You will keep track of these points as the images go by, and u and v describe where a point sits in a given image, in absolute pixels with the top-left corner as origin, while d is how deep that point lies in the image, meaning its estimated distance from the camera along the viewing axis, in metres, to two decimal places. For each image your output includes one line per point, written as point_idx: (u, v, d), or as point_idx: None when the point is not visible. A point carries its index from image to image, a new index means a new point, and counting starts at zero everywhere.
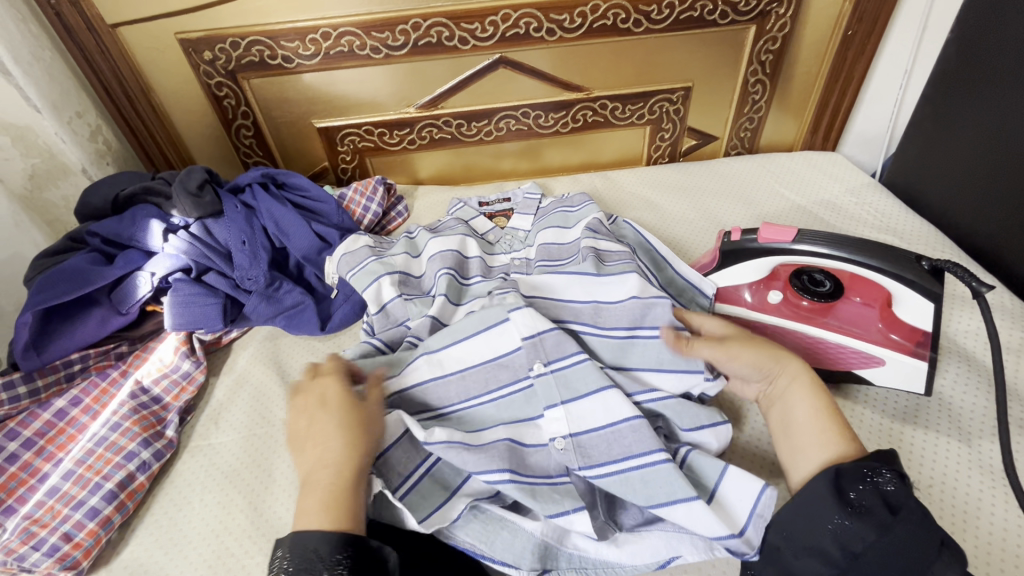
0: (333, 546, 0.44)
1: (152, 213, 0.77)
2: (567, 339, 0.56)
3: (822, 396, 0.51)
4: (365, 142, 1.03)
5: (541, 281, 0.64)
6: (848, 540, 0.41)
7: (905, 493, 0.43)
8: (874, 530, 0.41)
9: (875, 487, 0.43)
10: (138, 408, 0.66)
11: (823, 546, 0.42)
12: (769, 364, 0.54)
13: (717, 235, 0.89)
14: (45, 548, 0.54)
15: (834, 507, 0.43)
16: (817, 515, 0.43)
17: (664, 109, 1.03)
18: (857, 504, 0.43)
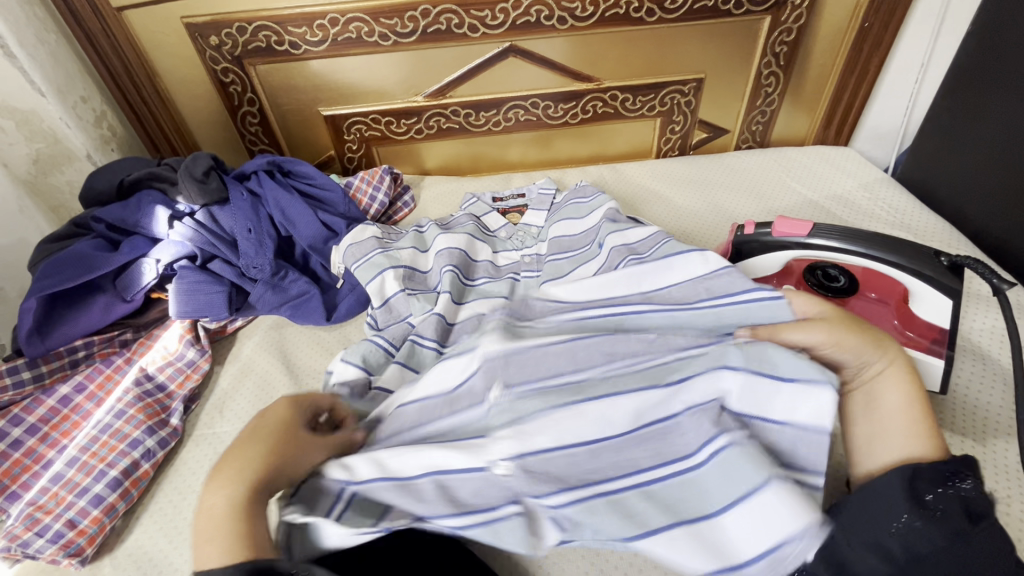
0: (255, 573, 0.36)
1: (158, 199, 0.76)
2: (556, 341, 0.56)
3: (915, 385, 0.44)
4: (372, 131, 1.02)
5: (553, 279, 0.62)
6: (917, 546, 0.37)
7: (980, 499, 0.39)
8: (950, 539, 0.37)
9: (957, 495, 0.39)
10: (143, 396, 0.66)
11: (891, 550, 0.38)
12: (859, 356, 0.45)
13: (728, 229, 0.87)
14: (49, 535, 0.54)
15: (908, 509, 0.38)
16: (883, 515, 0.38)
17: (675, 101, 1.01)
18: (936, 508, 0.38)
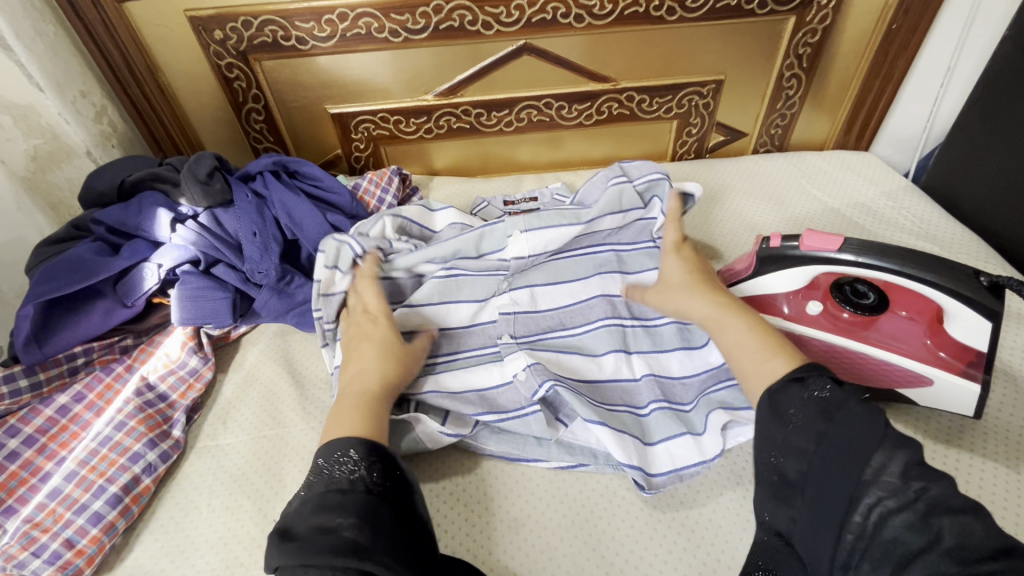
0: (365, 449, 0.45)
1: (160, 201, 0.73)
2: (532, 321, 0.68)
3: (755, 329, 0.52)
4: (380, 130, 0.99)
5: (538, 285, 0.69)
6: (797, 460, 0.40)
7: (842, 399, 0.41)
8: (814, 440, 0.39)
9: (808, 396, 0.42)
10: (144, 407, 0.63)
11: (786, 471, 0.40)
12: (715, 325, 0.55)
13: (750, 240, 0.84)
14: (46, 555, 0.52)
15: (782, 428, 0.42)
16: (771, 440, 0.42)
17: (693, 103, 0.98)
18: (793, 417, 0.41)
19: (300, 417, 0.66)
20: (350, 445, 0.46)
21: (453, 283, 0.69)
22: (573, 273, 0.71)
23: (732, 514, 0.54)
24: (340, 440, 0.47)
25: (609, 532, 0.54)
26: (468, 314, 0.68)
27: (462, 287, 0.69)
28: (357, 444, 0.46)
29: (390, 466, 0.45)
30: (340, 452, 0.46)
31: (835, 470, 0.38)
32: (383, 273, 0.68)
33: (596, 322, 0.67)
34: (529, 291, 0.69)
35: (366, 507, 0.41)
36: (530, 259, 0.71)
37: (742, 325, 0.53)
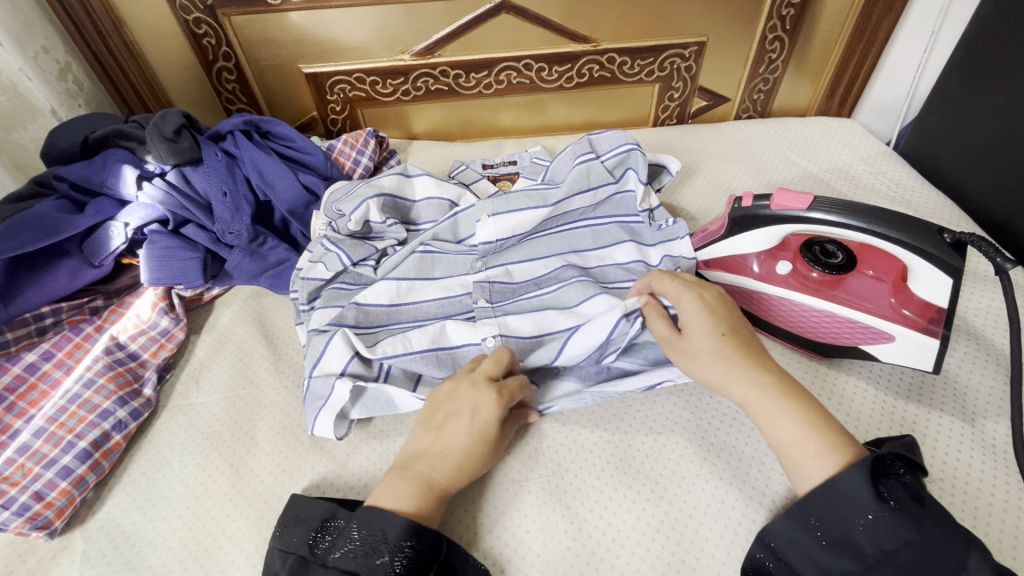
0: (401, 532, 0.45)
1: (125, 158, 0.71)
2: (508, 289, 0.68)
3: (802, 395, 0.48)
4: (356, 92, 0.97)
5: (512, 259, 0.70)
6: (883, 537, 0.41)
7: (922, 485, 0.43)
8: (912, 525, 0.40)
9: (898, 481, 0.43)
10: (114, 365, 0.63)
11: (859, 543, 0.41)
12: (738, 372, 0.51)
13: (726, 203, 0.85)
14: (15, 508, 0.52)
15: (870, 502, 0.41)
16: (850, 510, 0.42)
17: (675, 66, 0.97)
18: (888, 497, 0.42)
19: (273, 376, 0.66)
20: (388, 526, 0.45)
21: (427, 260, 0.70)
22: (546, 247, 0.71)
23: (701, 467, 0.55)
24: (382, 514, 0.46)
25: (574, 485, 0.55)
26: (444, 289, 0.68)
27: (439, 263, 0.70)
28: (398, 527, 0.45)
29: (418, 554, 0.45)
30: (379, 533, 0.45)
31: (928, 559, 0.39)
32: (358, 255, 0.70)
33: (568, 280, 0.66)
34: (504, 266, 0.69)
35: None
36: (499, 241, 0.71)
37: (801, 415, 0.47)
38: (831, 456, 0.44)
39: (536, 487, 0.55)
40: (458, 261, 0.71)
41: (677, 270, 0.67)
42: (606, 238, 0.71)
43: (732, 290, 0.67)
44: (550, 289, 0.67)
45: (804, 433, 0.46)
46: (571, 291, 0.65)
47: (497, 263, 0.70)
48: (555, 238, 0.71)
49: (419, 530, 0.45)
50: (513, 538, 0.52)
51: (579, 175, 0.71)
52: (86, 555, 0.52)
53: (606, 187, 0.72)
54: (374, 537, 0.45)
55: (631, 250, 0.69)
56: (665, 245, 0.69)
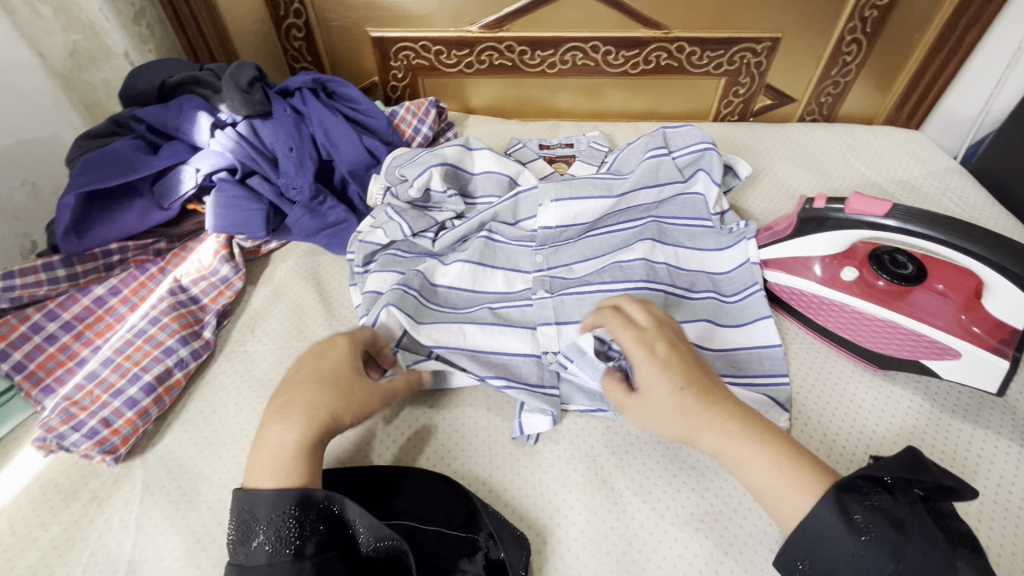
0: (267, 508, 0.44)
1: (200, 105, 0.72)
2: (570, 282, 0.67)
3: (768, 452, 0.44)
4: (419, 60, 0.97)
5: (573, 252, 0.70)
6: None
7: (903, 507, 0.41)
8: (891, 556, 0.39)
9: (874, 507, 0.41)
10: (177, 306, 0.65)
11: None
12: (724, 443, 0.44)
13: (784, 206, 0.84)
14: (84, 430, 0.54)
15: (842, 535, 0.40)
16: (828, 547, 0.40)
17: (744, 61, 0.95)
18: (863, 526, 0.40)
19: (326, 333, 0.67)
20: (270, 503, 0.44)
21: (490, 247, 0.70)
22: (610, 245, 0.70)
23: None
24: (245, 497, 0.45)
25: (618, 467, 0.56)
26: (504, 282, 0.69)
27: (500, 254, 0.71)
28: (262, 503, 0.44)
29: (315, 511, 0.44)
30: (249, 513, 0.44)
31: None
32: (419, 226, 0.71)
33: (635, 281, 0.64)
34: (566, 264, 0.69)
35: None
36: (559, 227, 0.71)
37: (772, 460, 0.43)
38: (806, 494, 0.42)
39: (582, 467, 0.56)
40: (517, 246, 0.71)
41: (748, 287, 0.67)
42: (670, 238, 0.70)
43: (791, 293, 0.67)
44: (616, 286, 0.64)
45: (775, 476, 0.43)
46: (627, 288, 0.64)
47: (559, 261, 0.69)
48: (621, 235, 0.70)
49: (305, 495, 0.44)
50: (557, 513, 0.53)
51: (648, 169, 0.71)
52: (145, 483, 0.54)
53: (673, 185, 0.72)
54: (250, 515, 0.44)
55: (692, 256, 0.70)
56: (734, 252, 0.69)
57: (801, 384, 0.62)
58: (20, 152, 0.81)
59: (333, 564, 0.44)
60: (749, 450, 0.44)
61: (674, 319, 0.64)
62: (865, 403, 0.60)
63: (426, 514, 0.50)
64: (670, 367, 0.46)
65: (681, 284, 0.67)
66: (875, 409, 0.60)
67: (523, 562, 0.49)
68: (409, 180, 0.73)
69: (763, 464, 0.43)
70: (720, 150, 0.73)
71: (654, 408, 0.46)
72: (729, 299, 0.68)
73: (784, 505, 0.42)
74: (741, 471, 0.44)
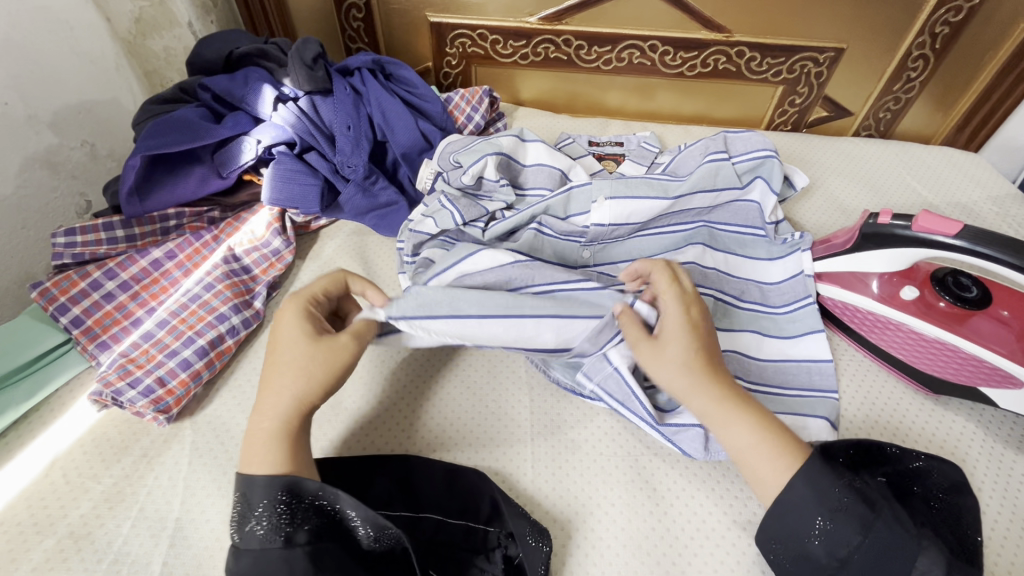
0: (266, 492, 0.42)
1: (265, 78, 0.73)
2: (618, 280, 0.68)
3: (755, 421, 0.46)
4: (475, 48, 0.97)
5: (620, 250, 0.71)
6: (837, 546, 0.42)
7: (871, 486, 0.43)
8: (860, 531, 0.41)
9: (852, 485, 0.43)
10: (230, 274, 0.66)
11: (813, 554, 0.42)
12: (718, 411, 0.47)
13: (837, 221, 0.82)
14: (140, 388, 0.55)
15: (816, 511, 0.42)
16: (802, 520, 0.42)
17: (805, 70, 0.93)
18: (840, 502, 0.42)
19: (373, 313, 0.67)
20: (255, 489, 0.42)
21: (539, 240, 0.69)
22: (659, 246, 0.70)
23: None
24: (241, 481, 0.43)
25: (660, 469, 0.55)
26: None
27: (548, 246, 0.70)
28: (258, 486, 0.43)
29: (308, 500, 0.43)
30: (245, 499, 0.43)
31: (879, 557, 0.41)
32: (470, 215, 0.70)
33: None
34: (612, 262, 0.70)
35: (294, 568, 0.41)
36: (612, 225, 0.69)
37: (754, 425, 0.46)
38: (784, 459, 0.44)
39: (623, 470, 0.55)
40: (566, 241, 0.71)
41: (797, 299, 0.66)
42: (720, 244, 0.70)
43: (845, 308, 0.66)
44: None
45: (758, 440, 0.45)
46: None
47: (605, 259, 0.71)
48: (671, 238, 0.70)
49: (293, 484, 0.43)
50: (597, 508, 0.53)
51: (707, 173, 0.69)
52: (194, 445, 0.55)
53: (730, 191, 0.70)
54: (245, 502, 0.43)
55: (740, 263, 0.69)
56: (784, 262, 0.69)
57: (848, 399, 0.61)
58: (83, 113, 0.82)
59: (329, 557, 0.42)
60: (742, 410, 0.46)
61: (723, 327, 0.63)
62: (914, 425, 0.59)
63: (449, 507, 0.51)
64: (684, 322, 0.49)
65: (728, 293, 0.67)
66: (926, 430, 0.59)
67: (543, 558, 0.48)
68: (465, 167, 0.73)
69: (747, 426, 0.45)
70: (779, 160, 0.72)
71: (662, 340, 0.49)
72: (778, 310, 0.66)
73: (756, 468, 0.44)
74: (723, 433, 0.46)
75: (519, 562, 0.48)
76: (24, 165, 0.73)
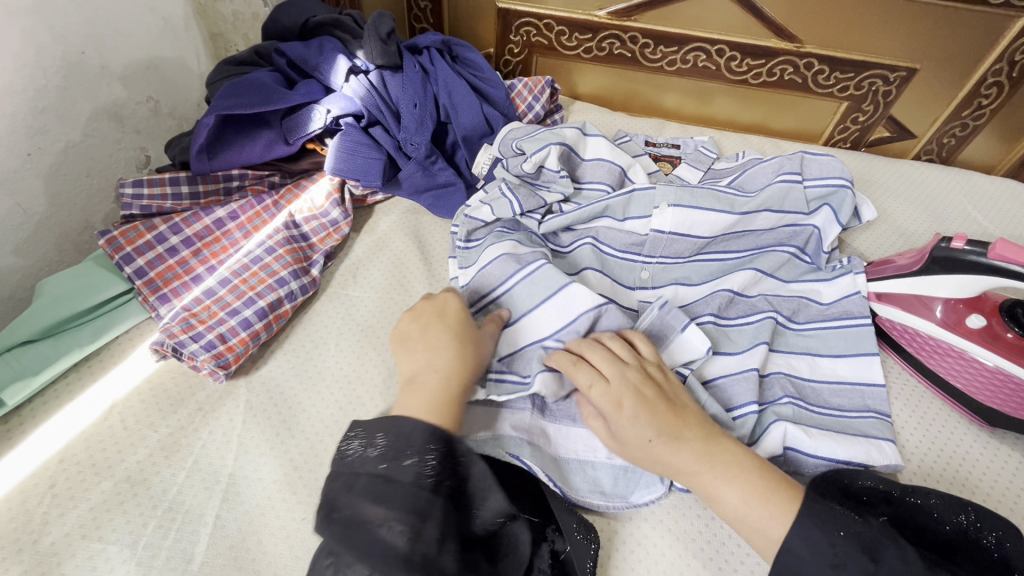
0: (428, 437, 0.44)
1: (339, 49, 0.73)
2: (683, 291, 0.67)
3: (743, 477, 0.46)
4: (539, 38, 0.96)
5: (680, 267, 0.68)
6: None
7: (880, 533, 0.43)
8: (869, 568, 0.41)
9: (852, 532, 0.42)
10: (290, 240, 0.67)
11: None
12: (709, 475, 0.46)
13: (894, 244, 0.81)
14: (202, 342, 0.56)
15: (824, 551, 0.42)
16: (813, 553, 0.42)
17: (873, 87, 0.91)
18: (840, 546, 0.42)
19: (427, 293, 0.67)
20: (414, 430, 0.44)
21: (598, 256, 0.68)
22: (721, 261, 0.69)
23: None
24: (408, 423, 0.45)
25: None
26: (610, 289, 0.66)
27: (608, 266, 0.69)
28: (423, 432, 0.44)
29: (463, 459, 0.44)
30: (404, 440, 0.44)
31: None
32: (529, 206, 0.69)
33: (753, 318, 0.64)
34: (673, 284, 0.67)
35: (426, 510, 0.40)
36: (672, 233, 0.68)
37: (750, 490, 0.45)
38: (777, 508, 0.44)
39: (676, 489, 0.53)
40: (626, 252, 0.69)
41: (847, 317, 0.66)
42: (783, 271, 0.69)
43: (903, 331, 0.65)
44: (730, 320, 0.64)
45: (751, 506, 0.45)
46: (745, 325, 0.64)
47: (665, 279, 0.68)
48: (733, 260, 0.69)
49: (448, 441, 0.44)
50: (644, 507, 0.52)
51: (776, 193, 0.68)
52: (248, 404, 0.56)
53: (795, 214, 0.69)
54: (392, 445, 0.43)
55: (786, 281, 0.69)
56: (842, 285, 0.68)
57: (905, 425, 0.60)
58: (152, 69, 0.83)
59: (456, 518, 0.42)
60: (734, 468, 0.46)
61: (778, 348, 0.63)
62: (965, 455, 0.58)
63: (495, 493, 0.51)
64: (637, 415, 0.48)
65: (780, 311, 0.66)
66: (977, 460, 0.58)
67: (590, 555, 0.48)
68: (526, 154, 0.72)
69: (731, 496, 0.45)
70: (853, 190, 0.70)
71: (626, 434, 0.48)
72: (799, 328, 0.66)
73: (758, 533, 0.44)
74: (721, 501, 0.46)
75: (566, 558, 0.48)
76: (94, 115, 0.74)
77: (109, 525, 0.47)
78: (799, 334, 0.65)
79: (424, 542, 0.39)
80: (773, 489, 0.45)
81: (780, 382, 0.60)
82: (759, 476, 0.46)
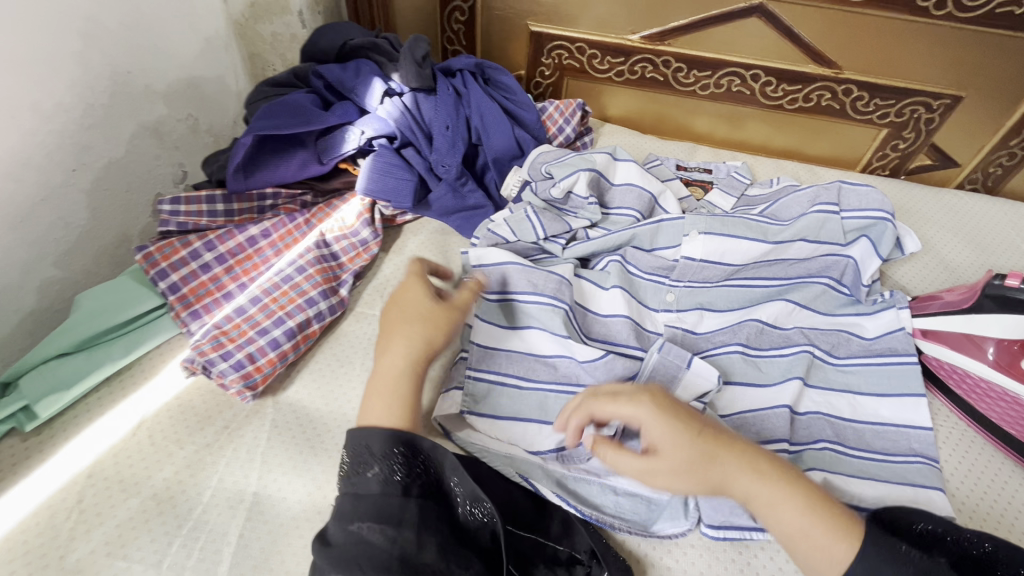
0: (387, 442, 0.45)
1: (375, 72, 0.75)
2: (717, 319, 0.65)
3: (795, 487, 0.44)
4: (571, 61, 0.97)
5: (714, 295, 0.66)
6: None
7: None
8: None
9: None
10: (321, 259, 0.67)
11: None
12: (761, 487, 0.44)
13: (937, 276, 0.78)
14: (231, 362, 0.57)
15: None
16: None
17: (915, 114, 0.89)
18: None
19: None
20: (372, 439, 0.45)
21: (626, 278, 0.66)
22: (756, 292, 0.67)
23: None
24: (364, 431, 0.45)
25: None
26: (636, 313, 0.63)
27: (636, 288, 0.66)
28: (380, 438, 0.45)
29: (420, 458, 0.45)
30: (364, 448, 0.45)
31: None
32: (552, 231, 0.68)
33: (794, 348, 0.62)
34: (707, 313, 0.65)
35: (402, 515, 0.42)
36: (702, 261, 0.66)
37: (802, 501, 0.43)
38: (833, 523, 0.42)
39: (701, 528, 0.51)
40: (655, 279, 0.67)
41: (891, 353, 0.63)
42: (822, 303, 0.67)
43: (952, 370, 0.62)
44: (764, 351, 0.62)
45: (807, 520, 0.43)
46: (781, 357, 0.61)
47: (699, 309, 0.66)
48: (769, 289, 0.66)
49: (408, 439, 0.45)
50: (675, 547, 0.50)
51: (811, 223, 0.67)
52: (274, 423, 0.56)
53: (832, 245, 0.67)
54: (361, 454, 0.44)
55: (826, 314, 0.66)
56: (886, 320, 0.65)
57: (954, 473, 0.57)
58: (192, 88, 0.85)
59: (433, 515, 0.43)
60: (782, 478, 0.44)
61: (814, 383, 0.61)
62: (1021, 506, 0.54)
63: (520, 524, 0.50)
64: (676, 419, 0.45)
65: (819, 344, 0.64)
66: None
67: None
68: (556, 179, 0.71)
69: (792, 508, 0.43)
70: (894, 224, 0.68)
71: (664, 446, 0.44)
72: (840, 363, 0.63)
73: (819, 549, 0.42)
74: (772, 516, 0.43)
75: None
76: (136, 132, 0.76)
77: (134, 543, 0.47)
78: (840, 370, 0.62)
79: (405, 544, 0.40)
80: (823, 502, 0.44)
81: (813, 421, 0.57)
82: (806, 487, 0.44)
